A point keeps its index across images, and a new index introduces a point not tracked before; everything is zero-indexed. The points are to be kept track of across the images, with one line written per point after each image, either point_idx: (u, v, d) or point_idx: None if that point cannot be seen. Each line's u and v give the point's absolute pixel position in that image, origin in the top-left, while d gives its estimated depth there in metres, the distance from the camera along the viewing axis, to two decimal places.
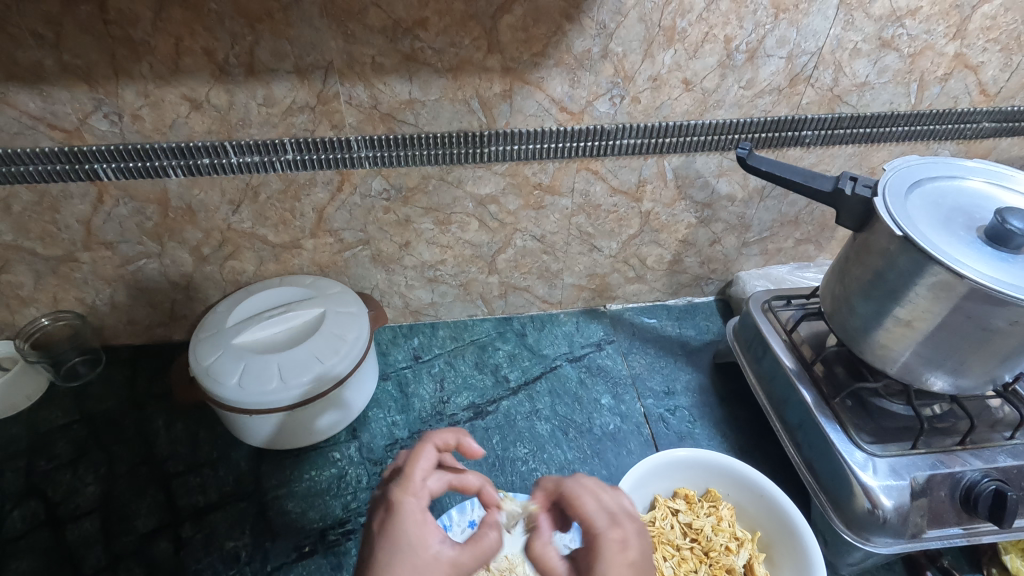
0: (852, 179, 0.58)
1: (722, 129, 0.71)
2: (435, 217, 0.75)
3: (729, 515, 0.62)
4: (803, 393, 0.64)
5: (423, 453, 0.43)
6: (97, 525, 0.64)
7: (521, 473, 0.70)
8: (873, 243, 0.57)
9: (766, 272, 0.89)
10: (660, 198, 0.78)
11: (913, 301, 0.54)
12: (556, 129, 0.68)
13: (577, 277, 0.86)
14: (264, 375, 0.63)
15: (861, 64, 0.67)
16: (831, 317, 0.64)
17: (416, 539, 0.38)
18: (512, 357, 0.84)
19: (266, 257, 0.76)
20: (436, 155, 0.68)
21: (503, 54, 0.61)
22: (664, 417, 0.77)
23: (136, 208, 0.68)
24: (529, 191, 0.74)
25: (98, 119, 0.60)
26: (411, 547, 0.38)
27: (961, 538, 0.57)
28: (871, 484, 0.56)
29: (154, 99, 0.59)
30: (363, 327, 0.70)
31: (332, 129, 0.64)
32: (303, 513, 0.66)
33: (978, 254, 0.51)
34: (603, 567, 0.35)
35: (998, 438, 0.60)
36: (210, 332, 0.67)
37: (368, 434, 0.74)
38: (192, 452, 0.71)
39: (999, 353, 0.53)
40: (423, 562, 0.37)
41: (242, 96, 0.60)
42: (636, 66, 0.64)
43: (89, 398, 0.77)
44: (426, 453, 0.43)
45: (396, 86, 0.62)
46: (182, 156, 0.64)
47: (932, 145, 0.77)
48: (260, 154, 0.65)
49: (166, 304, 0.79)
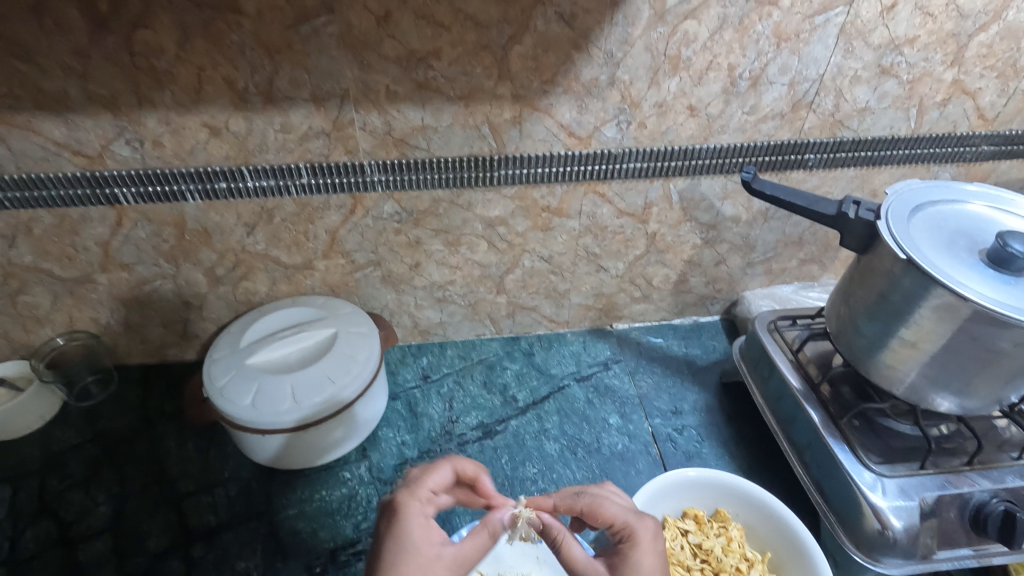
0: (855, 203, 0.59)
1: (726, 153, 0.72)
2: (445, 239, 0.76)
3: (738, 535, 0.62)
4: (810, 413, 0.65)
5: (438, 471, 0.48)
6: (109, 545, 0.65)
7: (530, 493, 0.71)
8: (877, 265, 0.58)
9: (771, 292, 0.90)
10: (666, 220, 0.79)
11: (917, 322, 0.55)
12: (564, 154, 0.69)
13: (584, 297, 0.87)
14: (277, 395, 0.64)
15: (862, 90, 0.69)
16: (836, 337, 0.65)
17: (421, 534, 0.42)
18: (520, 376, 0.85)
19: (278, 277, 0.77)
20: (447, 178, 0.70)
21: (514, 82, 0.63)
22: (672, 437, 0.77)
23: (153, 231, 0.70)
24: (537, 213, 0.75)
25: (120, 145, 0.62)
26: (415, 546, 0.41)
27: (971, 559, 0.57)
28: (881, 505, 0.56)
29: (175, 125, 0.61)
30: (374, 347, 0.71)
31: (346, 154, 0.66)
32: (314, 533, 0.66)
33: (980, 276, 0.52)
34: (638, 558, 0.43)
35: (1005, 459, 0.61)
36: (224, 353, 0.68)
37: (378, 454, 0.74)
38: (204, 472, 0.72)
39: (1004, 374, 0.54)
40: (427, 561, 0.40)
41: (260, 123, 0.62)
42: (642, 93, 0.65)
43: (101, 417, 0.78)
44: (441, 470, 0.48)
45: (409, 113, 0.63)
46: (200, 180, 0.66)
47: (933, 168, 0.79)
48: (276, 178, 0.67)
49: (178, 324, 0.80)
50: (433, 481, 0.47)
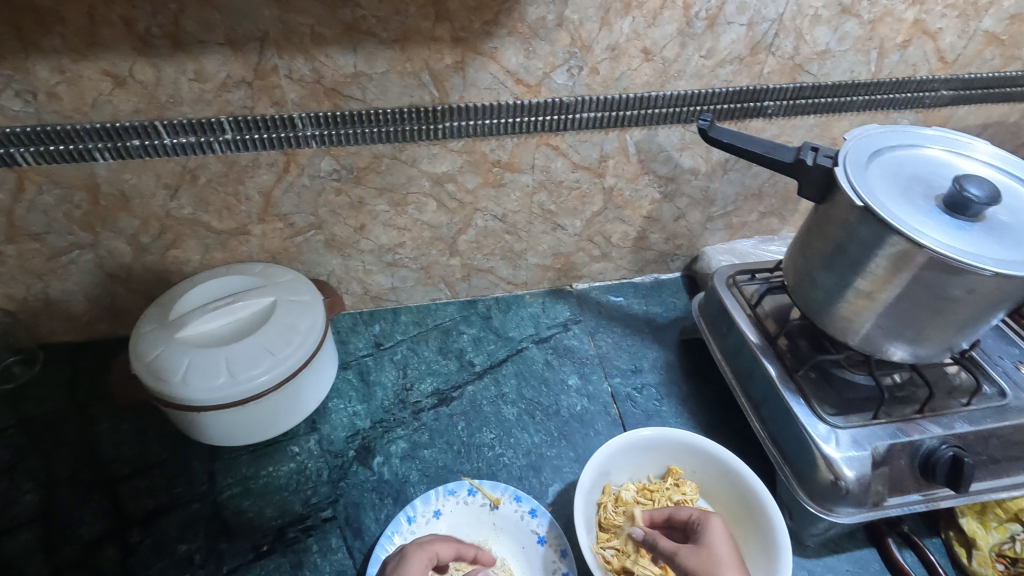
0: (814, 149, 0.57)
1: (684, 101, 0.69)
2: (390, 198, 0.71)
3: (691, 491, 0.62)
4: (766, 367, 0.64)
5: (445, 542, 0.56)
6: (38, 536, 0.61)
7: (487, 459, 0.69)
8: (834, 214, 0.56)
9: (731, 247, 0.89)
10: (623, 173, 0.76)
11: (873, 272, 0.53)
12: (513, 104, 0.65)
13: (541, 257, 0.84)
14: (211, 369, 0.60)
15: (822, 31, 0.66)
16: (794, 290, 0.64)
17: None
18: (477, 341, 0.82)
19: (210, 244, 0.71)
20: (388, 133, 0.65)
21: (453, 22, 0.57)
22: (631, 396, 0.76)
23: (62, 196, 0.63)
24: (487, 168, 0.71)
25: (8, 98, 0.54)
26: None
27: (920, 504, 0.58)
28: (833, 456, 0.56)
29: (71, 75, 0.54)
30: (317, 316, 0.67)
31: (273, 106, 0.60)
32: (260, 511, 0.63)
33: (937, 223, 0.51)
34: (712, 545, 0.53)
35: (955, 405, 0.61)
36: (154, 326, 0.63)
37: (328, 426, 0.71)
38: (140, 454, 0.68)
39: (956, 322, 0.54)
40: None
41: (170, 71, 0.56)
42: (593, 35, 0.61)
43: (25, 400, 0.73)
44: (449, 542, 0.56)
45: (339, 58, 0.58)
46: (108, 138, 0.59)
47: (892, 115, 0.77)
48: (196, 135, 0.61)
49: (105, 298, 0.74)
50: (440, 550, 0.55)
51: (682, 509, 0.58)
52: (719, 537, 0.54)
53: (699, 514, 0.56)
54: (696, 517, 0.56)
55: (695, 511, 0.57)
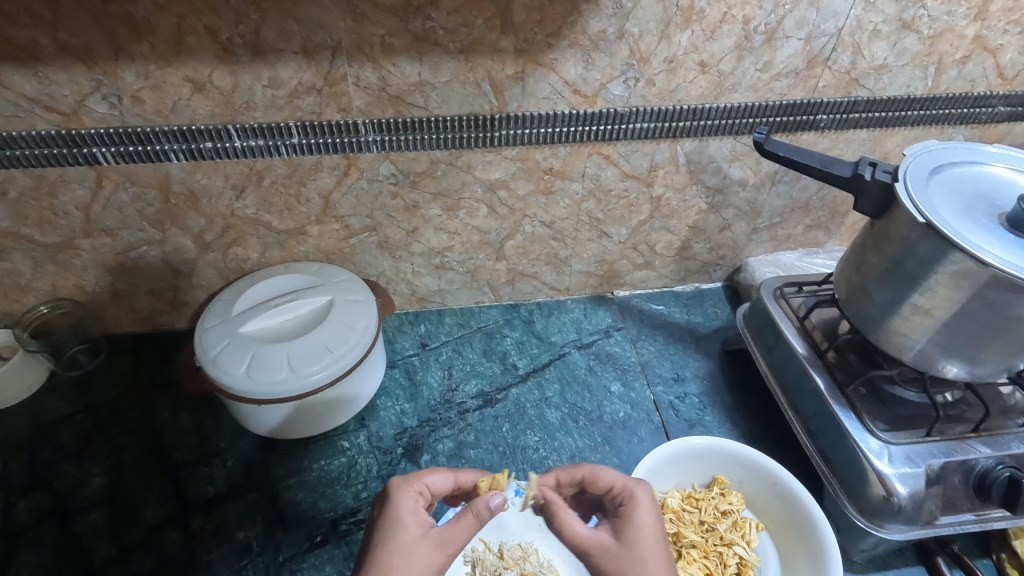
0: (871, 164, 0.57)
1: (737, 113, 0.70)
2: (443, 203, 0.73)
3: (737, 501, 0.62)
4: (816, 380, 0.64)
5: (435, 472, 0.52)
6: (105, 517, 0.64)
7: (532, 461, 0.70)
8: (893, 230, 0.56)
9: (775, 258, 0.89)
10: (671, 183, 0.76)
11: (933, 289, 0.53)
12: (569, 113, 0.66)
13: (585, 264, 0.85)
14: (273, 364, 0.62)
15: (880, 46, 0.66)
16: (846, 304, 0.64)
17: (413, 521, 0.47)
18: (520, 344, 0.83)
19: (270, 243, 0.74)
20: (446, 139, 0.66)
21: (517, 34, 0.59)
22: (674, 405, 0.76)
23: (136, 194, 0.66)
24: (539, 176, 0.72)
25: (96, 102, 0.58)
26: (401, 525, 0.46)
27: (973, 524, 0.57)
28: (887, 472, 0.56)
29: (155, 80, 0.57)
30: (372, 316, 0.68)
31: (340, 112, 0.62)
32: (314, 502, 0.65)
33: (1000, 242, 0.50)
34: (637, 517, 0.47)
35: (1011, 425, 0.60)
36: (217, 321, 0.66)
37: (377, 423, 0.73)
38: (200, 443, 0.70)
39: (1017, 342, 0.53)
40: (413, 538, 0.45)
41: (247, 77, 0.58)
42: (652, 48, 0.62)
43: (91, 387, 0.76)
44: (440, 472, 0.52)
45: (406, 67, 0.60)
46: (184, 140, 0.62)
47: (947, 130, 0.76)
48: (265, 138, 0.63)
49: (167, 292, 0.78)
50: (432, 483, 0.51)
51: (606, 472, 0.51)
52: (646, 509, 0.48)
53: (624, 485, 0.50)
54: (622, 488, 0.50)
55: (621, 478, 0.50)
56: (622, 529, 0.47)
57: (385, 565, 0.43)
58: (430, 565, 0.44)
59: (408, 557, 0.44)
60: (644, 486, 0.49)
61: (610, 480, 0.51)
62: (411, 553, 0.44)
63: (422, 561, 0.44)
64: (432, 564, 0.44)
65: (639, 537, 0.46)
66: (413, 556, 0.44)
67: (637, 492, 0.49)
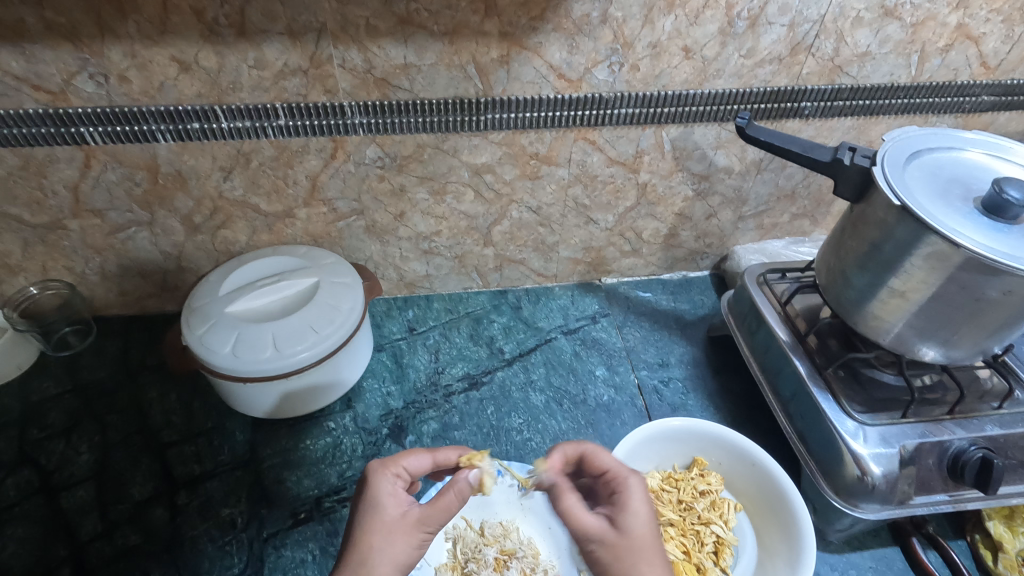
0: (851, 149, 0.58)
1: (721, 99, 0.70)
2: (430, 187, 0.74)
3: (716, 482, 0.63)
4: (796, 364, 0.65)
5: (413, 454, 0.50)
6: (92, 493, 0.64)
7: (516, 442, 0.71)
8: (871, 214, 0.57)
9: (761, 247, 0.89)
10: (657, 170, 0.77)
11: (908, 271, 0.54)
12: (554, 98, 0.67)
13: (573, 250, 0.86)
14: (258, 344, 0.63)
15: (863, 34, 0.66)
16: (826, 288, 0.65)
17: (390, 502, 0.46)
18: (506, 329, 0.84)
19: (258, 226, 0.75)
20: (432, 122, 0.67)
21: (501, 17, 0.59)
22: (658, 389, 0.77)
23: (124, 174, 0.67)
24: (525, 161, 0.73)
25: (83, 81, 0.58)
26: (381, 509, 0.45)
27: (947, 505, 0.58)
28: (861, 452, 0.57)
29: (142, 60, 0.57)
30: (358, 298, 0.69)
31: (326, 94, 0.63)
32: (298, 481, 0.66)
33: (975, 224, 0.51)
34: (629, 507, 0.45)
35: (986, 408, 0.61)
36: (204, 301, 0.67)
37: (363, 405, 0.74)
38: (187, 422, 0.71)
39: (990, 324, 0.54)
40: (393, 520, 0.45)
41: (232, 58, 0.59)
42: (635, 33, 0.63)
43: (81, 367, 0.77)
44: (417, 454, 0.50)
45: (391, 50, 0.60)
46: (171, 121, 0.62)
47: (931, 119, 0.77)
48: (252, 120, 0.64)
49: (157, 274, 0.78)
50: (410, 464, 0.49)
51: (603, 457, 0.50)
52: (636, 498, 0.46)
53: (619, 472, 0.48)
54: (614, 474, 0.48)
55: (616, 464, 0.49)
56: (615, 516, 0.45)
57: (364, 549, 0.43)
58: (409, 546, 0.44)
59: (387, 539, 0.44)
60: (636, 476, 0.48)
61: (606, 466, 0.50)
62: (389, 532, 0.44)
63: (400, 542, 0.44)
64: (412, 546, 0.44)
65: (630, 526, 0.44)
66: (393, 539, 0.44)
67: (629, 481, 0.47)
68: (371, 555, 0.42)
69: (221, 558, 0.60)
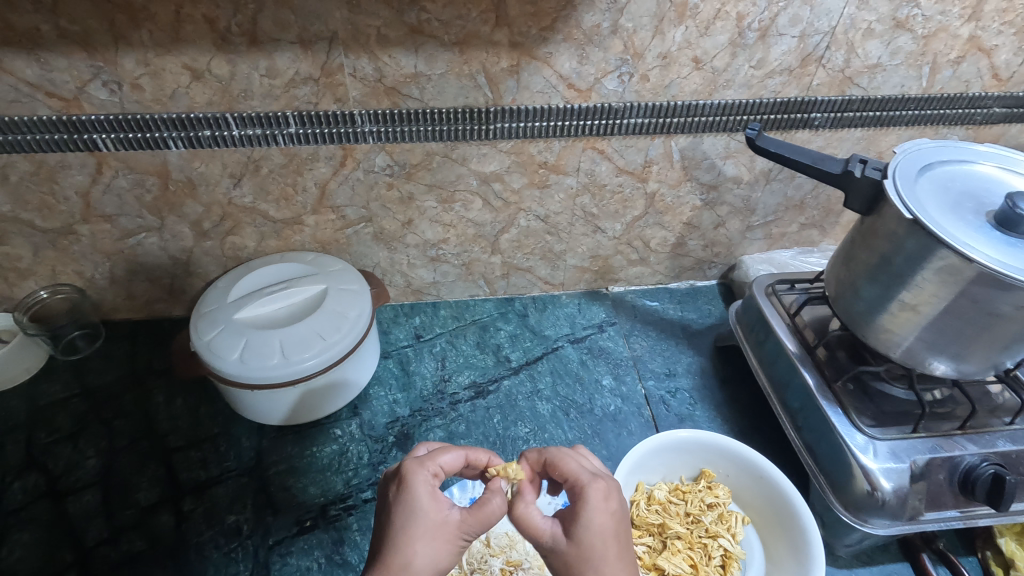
0: (862, 161, 0.57)
1: (730, 110, 0.70)
2: (438, 195, 0.74)
3: (723, 494, 0.63)
4: (804, 376, 0.64)
5: (449, 451, 0.48)
6: (99, 498, 0.64)
7: (522, 452, 0.71)
8: (881, 227, 0.56)
9: (769, 257, 0.89)
10: (666, 179, 0.77)
11: (919, 285, 0.53)
12: (563, 107, 0.67)
13: (580, 259, 0.86)
14: (265, 350, 0.63)
15: (874, 45, 0.66)
16: (835, 300, 0.64)
17: (431, 506, 0.43)
18: (513, 337, 0.84)
19: (267, 232, 0.75)
20: (441, 131, 0.67)
21: (512, 27, 0.59)
22: (665, 399, 0.77)
23: (135, 180, 0.67)
24: (534, 169, 0.73)
25: (96, 88, 0.59)
26: (423, 512, 0.43)
27: (957, 521, 0.57)
28: (871, 467, 0.56)
29: (154, 67, 0.58)
30: (365, 305, 0.69)
31: (336, 103, 0.63)
32: (304, 488, 0.66)
33: (987, 238, 0.51)
34: (587, 516, 0.43)
35: (998, 423, 0.61)
36: (212, 307, 0.67)
37: (369, 412, 0.74)
38: (194, 427, 0.71)
39: (1002, 339, 0.53)
40: (438, 526, 0.43)
41: (244, 66, 0.59)
42: (646, 43, 0.63)
43: (88, 371, 0.77)
44: (452, 451, 0.48)
45: (401, 59, 0.60)
46: (182, 128, 0.63)
47: (941, 130, 0.76)
48: (263, 127, 0.64)
49: (165, 279, 0.79)
50: (444, 461, 0.47)
51: (567, 463, 0.47)
52: (596, 508, 0.43)
53: (582, 478, 0.45)
54: (578, 482, 0.45)
55: (581, 471, 0.46)
56: (570, 526, 0.43)
57: (407, 554, 0.41)
58: (448, 554, 0.43)
59: (429, 544, 0.42)
60: (598, 483, 0.44)
61: (571, 471, 0.47)
62: (430, 539, 0.42)
63: (442, 548, 0.42)
64: (451, 553, 0.43)
65: (586, 537, 0.42)
66: (432, 545, 0.42)
67: (589, 489, 0.44)
68: (414, 560, 0.41)
69: (226, 565, 0.60)
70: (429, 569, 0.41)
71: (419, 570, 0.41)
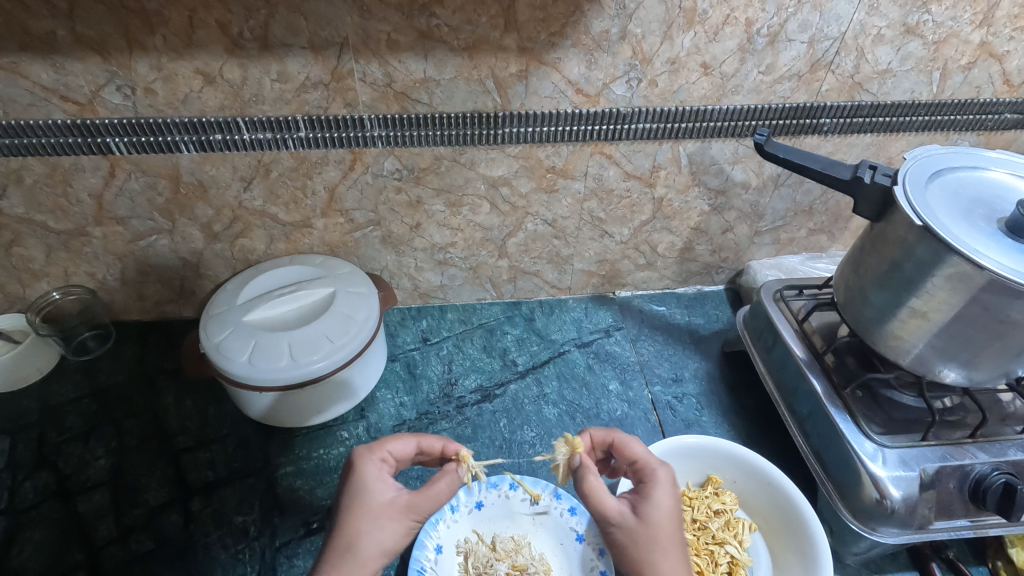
0: (872, 167, 0.57)
1: (739, 115, 0.70)
2: (446, 199, 0.74)
3: (729, 500, 0.63)
4: (812, 382, 0.64)
5: (399, 438, 0.51)
6: (108, 497, 0.65)
7: (527, 456, 0.71)
8: (891, 233, 0.56)
9: (778, 262, 0.89)
10: (674, 184, 0.77)
11: (929, 292, 0.53)
12: (571, 112, 0.67)
13: (587, 263, 0.86)
14: (274, 352, 0.63)
15: (884, 51, 0.66)
16: (844, 306, 0.64)
17: (378, 486, 0.47)
18: (520, 341, 0.84)
19: (276, 235, 0.76)
20: (450, 135, 0.67)
21: (521, 33, 0.60)
22: (672, 404, 0.77)
23: (147, 183, 0.68)
24: (542, 174, 0.73)
25: (110, 92, 0.59)
26: (370, 492, 0.46)
27: (968, 530, 0.57)
28: (880, 475, 0.56)
29: (167, 72, 0.59)
30: (373, 308, 0.69)
31: (346, 107, 0.63)
32: (311, 490, 0.66)
33: (998, 246, 0.50)
34: (655, 495, 0.46)
35: (1009, 432, 0.60)
36: (222, 309, 0.67)
37: (376, 415, 0.74)
38: (202, 428, 0.72)
39: (1014, 347, 0.53)
40: (380, 505, 0.46)
41: (256, 71, 0.60)
42: (654, 49, 0.63)
43: (99, 371, 0.78)
44: (404, 438, 0.51)
45: (411, 64, 0.61)
46: (194, 132, 0.63)
47: (952, 136, 0.76)
48: (273, 131, 0.64)
49: (175, 281, 0.79)
50: (393, 449, 0.50)
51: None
52: (664, 490, 0.47)
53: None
54: (643, 465, 0.49)
55: (646, 455, 0.50)
56: (639, 504, 0.46)
57: (351, 531, 0.45)
58: (397, 533, 0.46)
59: (375, 523, 0.45)
60: (666, 467, 0.48)
61: (637, 454, 0.50)
62: (376, 519, 0.45)
63: (389, 527, 0.45)
64: (399, 531, 0.46)
65: (656, 516, 0.45)
66: (378, 525, 0.45)
67: (658, 471, 0.48)
68: (359, 538, 0.44)
69: (234, 566, 0.60)
70: (378, 548, 0.45)
71: (362, 548, 0.44)
